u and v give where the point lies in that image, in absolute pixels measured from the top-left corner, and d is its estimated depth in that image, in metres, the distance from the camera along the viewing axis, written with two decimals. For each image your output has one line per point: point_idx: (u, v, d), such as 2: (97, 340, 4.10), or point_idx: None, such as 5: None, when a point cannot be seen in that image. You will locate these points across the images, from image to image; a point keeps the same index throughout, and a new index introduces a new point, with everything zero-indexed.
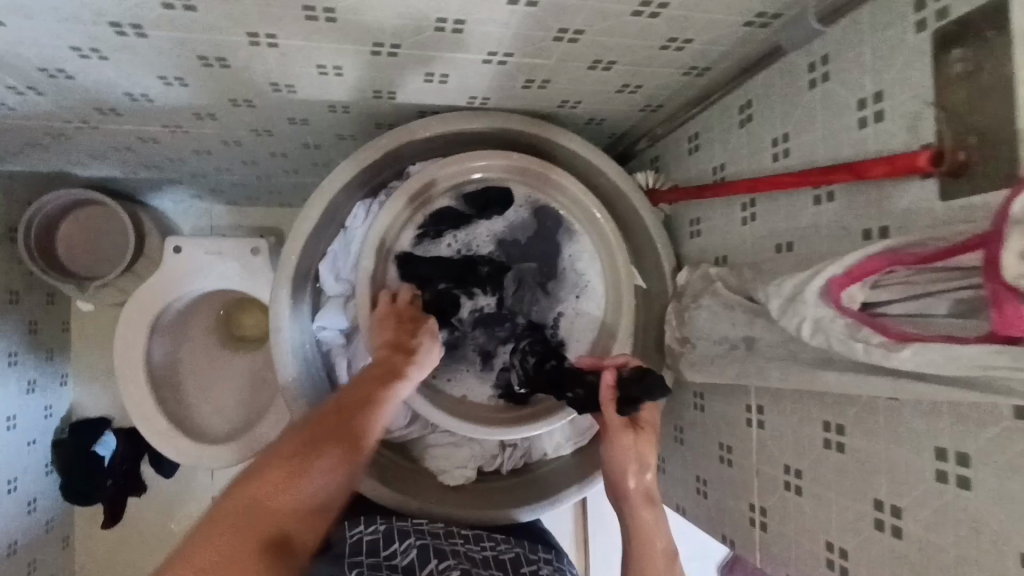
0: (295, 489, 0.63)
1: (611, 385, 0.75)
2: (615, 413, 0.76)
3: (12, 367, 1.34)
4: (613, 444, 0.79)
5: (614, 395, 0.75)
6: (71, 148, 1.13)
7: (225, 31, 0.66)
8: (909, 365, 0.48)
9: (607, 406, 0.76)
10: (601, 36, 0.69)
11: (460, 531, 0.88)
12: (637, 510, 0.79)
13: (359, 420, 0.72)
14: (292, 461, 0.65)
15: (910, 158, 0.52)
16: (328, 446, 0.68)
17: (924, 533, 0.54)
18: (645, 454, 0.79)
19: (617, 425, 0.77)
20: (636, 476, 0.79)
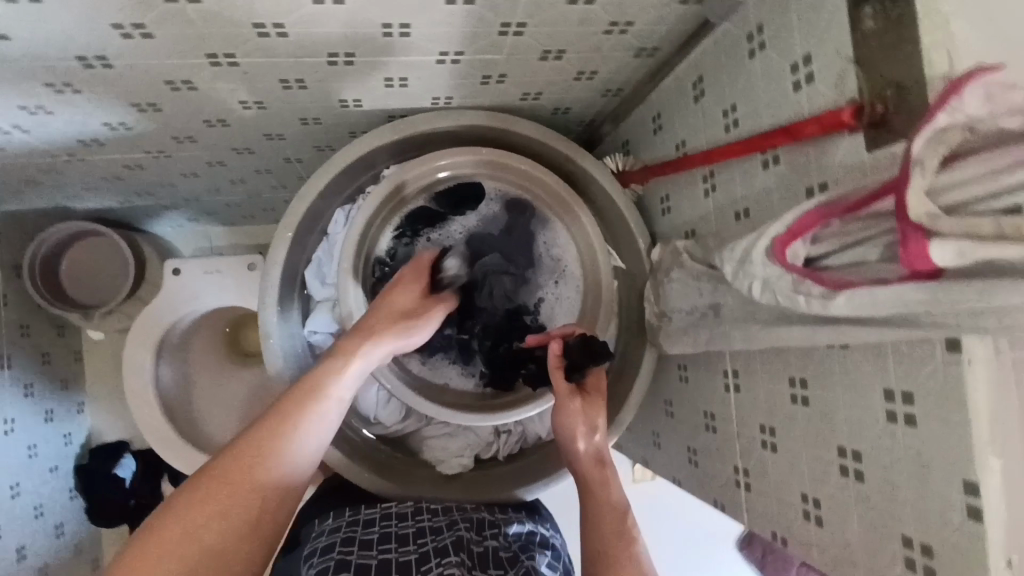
0: (202, 530, 0.66)
1: (556, 352, 0.85)
2: (563, 378, 0.85)
3: (29, 397, 1.40)
4: (564, 410, 0.84)
5: (560, 362, 0.85)
6: (64, 182, 1.18)
7: (186, 55, 0.70)
8: (844, 310, 0.50)
9: (556, 373, 0.85)
10: (544, 27, 0.72)
11: (429, 506, 0.91)
12: (592, 476, 0.84)
13: (275, 444, 0.73)
14: (202, 499, 0.67)
15: (836, 115, 0.55)
16: (238, 480, 0.69)
17: (882, 473, 0.56)
18: (595, 418, 0.85)
19: (565, 392, 0.84)
20: (586, 439, 0.84)
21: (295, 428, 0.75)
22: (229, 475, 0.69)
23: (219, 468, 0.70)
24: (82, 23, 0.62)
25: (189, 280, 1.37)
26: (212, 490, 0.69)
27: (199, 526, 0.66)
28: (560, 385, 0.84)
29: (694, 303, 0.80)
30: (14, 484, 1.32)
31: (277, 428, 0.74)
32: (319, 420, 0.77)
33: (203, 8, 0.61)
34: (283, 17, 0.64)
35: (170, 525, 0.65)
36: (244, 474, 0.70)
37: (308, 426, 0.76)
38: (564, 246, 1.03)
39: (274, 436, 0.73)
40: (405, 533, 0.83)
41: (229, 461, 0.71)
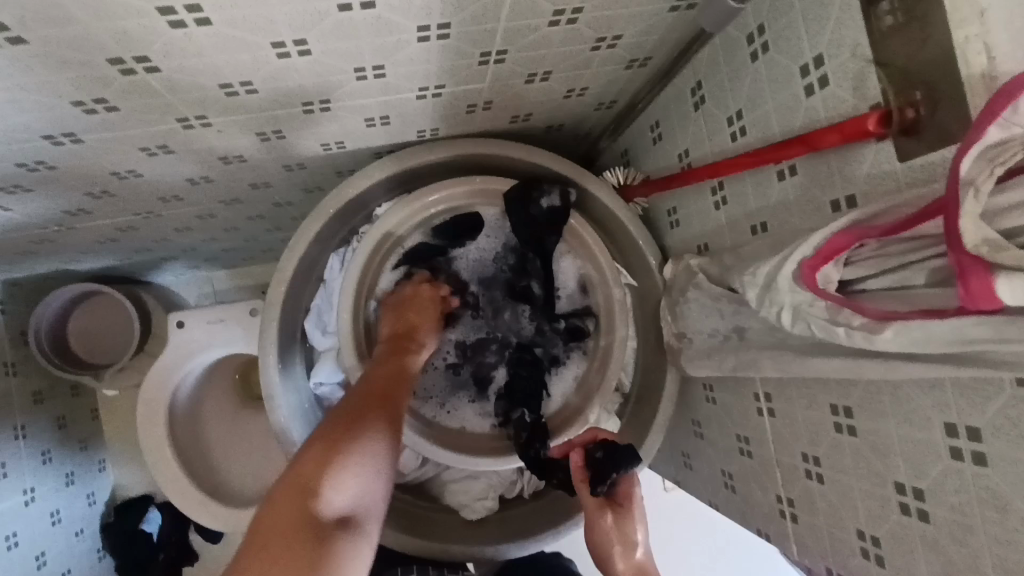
0: (344, 472, 0.61)
1: (577, 464, 0.82)
2: (588, 490, 0.81)
3: (49, 465, 1.39)
4: (594, 525, 0.80)
5: (585, 473, 0.82)
6: (58, 249, 1.16)
7: (155, 121, 0.67)
8: (893, 345, 0.45)
9: (581, 485, 0.82)
10: (527, 51, 0.67)
11: None
12: None
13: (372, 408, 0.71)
14: (333, 445, 0.63)
15: (858, 122, 0.49)
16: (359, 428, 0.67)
17: (950, 515, 0.50)
18: (629, 533, 0.78)
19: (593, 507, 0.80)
20: (624, 556, 0.78)
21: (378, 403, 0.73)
22: (349, 427, 0.66)
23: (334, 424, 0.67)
24: (39, 105, 0.58)
25: (194, 334, 1.34)
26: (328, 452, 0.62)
27: (343, 464, 0.62)
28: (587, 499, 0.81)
29: (717, 324, 0.75)
30: (39, 554, 1.30)
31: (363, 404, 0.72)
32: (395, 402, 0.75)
33: (165, 76, 0.57)
34: (249, 75, 0.60)
35: (313, 469, 0.60)
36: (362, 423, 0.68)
37: (388, 420, 0.71)
38: (569, 271, 0.99)
39: (369, 408, 0.71)
40: None
41: (334, 430, 0.66)
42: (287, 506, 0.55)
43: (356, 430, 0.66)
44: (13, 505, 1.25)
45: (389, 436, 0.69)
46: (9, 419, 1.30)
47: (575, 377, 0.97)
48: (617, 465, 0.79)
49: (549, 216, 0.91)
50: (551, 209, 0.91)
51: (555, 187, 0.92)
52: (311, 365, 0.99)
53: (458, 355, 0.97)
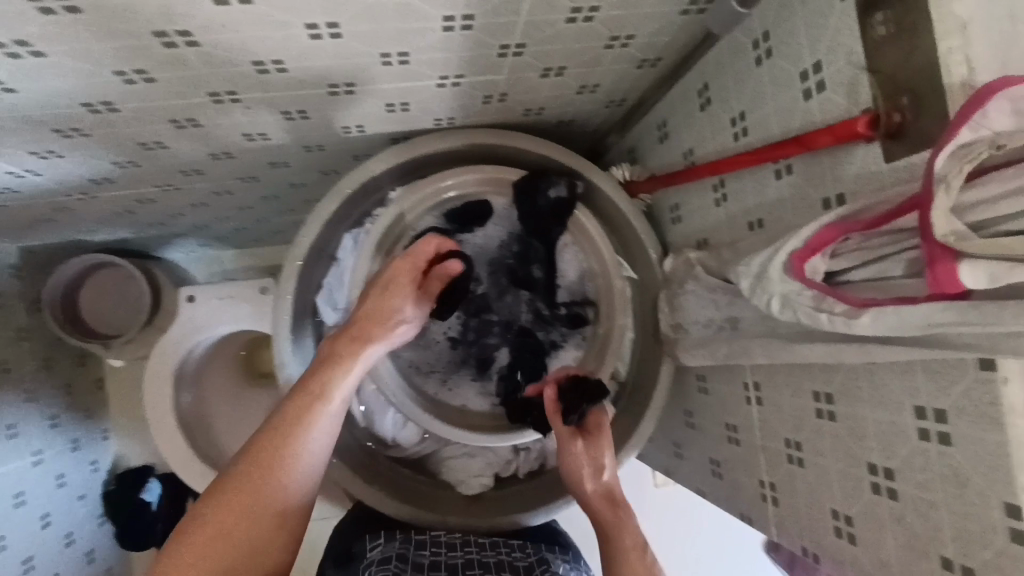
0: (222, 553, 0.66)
1: (550, 399, 0.88)
2: (561, 422, 0.87)
3: (56, 429, 1.42)
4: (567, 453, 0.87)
5: (557, 406, 0.88)
6: (77, 218, 1.20)
7: (188, 95, 0.70)
8: (870, 328, 0.48)
9: (553, 419, 0.88)
10: (543, 46, 0.71)
11: (477, 540, 0.90)
12: (604, 516, 0.83)
13: (268, 462, 0.71)
14: (211, 521, 0.67)
15: (850, 125, 0.53)
16: (243, 498, 0.69)
17: (917, 492, 0.54)
18: (599, 456, 0.86)
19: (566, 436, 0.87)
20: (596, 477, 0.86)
21: (281, 451, 0.72)
22: (235, 496, 0.69)
23: (226, 489, 0.69)
24: (84, 73, 0.62)
25: (203, 308, 1.37)
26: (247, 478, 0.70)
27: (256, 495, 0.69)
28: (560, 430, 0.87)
29: (711, 314, 0.79)
30: (44, 514, 1.33)
31: (261, 458, 0.71)
32: (303, 445, 0.73)
33: (202, 51, 0.61)
34: (281, 54, 0.64)
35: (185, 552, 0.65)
36: (246, 493, 0.69)
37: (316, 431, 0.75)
38: (571, 262, 1.02)
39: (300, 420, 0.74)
40: (455, 561, 0.82)
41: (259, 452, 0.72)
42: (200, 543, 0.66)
43: (241, 501, 0.69)
44: (21, 465, 1.29)
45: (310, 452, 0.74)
46: (20, 382, 1.34)
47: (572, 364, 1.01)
48: (589, 395, 0.88)
49: (555, 207, 0.95)
50: (558, 200, 0.95)
51: (563, 178, 0.96)
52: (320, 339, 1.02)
53: (461, 335, 0.99)
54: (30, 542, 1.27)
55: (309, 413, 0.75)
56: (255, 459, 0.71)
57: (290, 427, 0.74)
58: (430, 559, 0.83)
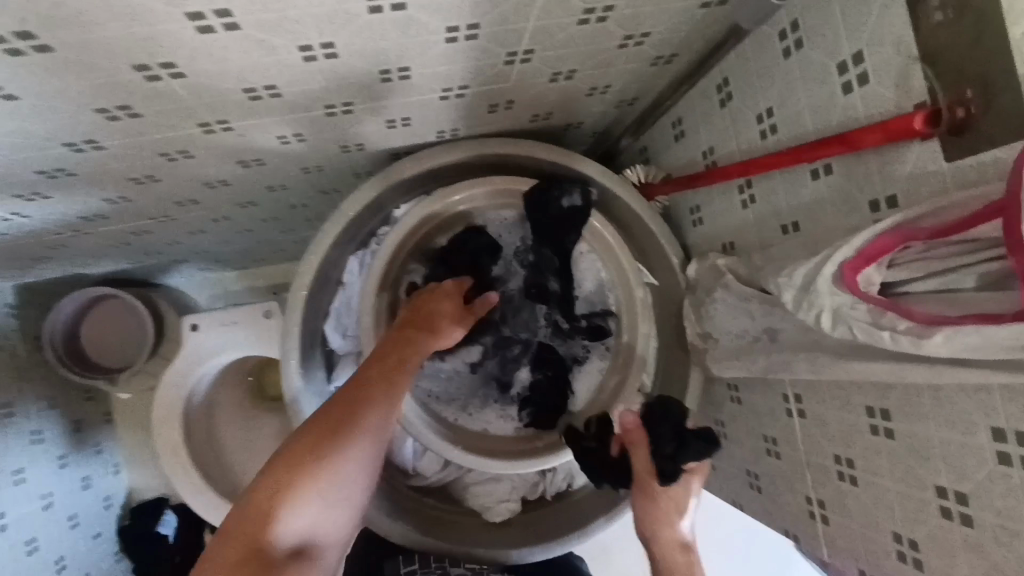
0: (311, 492, 0.61)
1: (636, 429, 0.79)
2: (645, 454, 0.78)
3: (65, 468, 1.39)
4: (644, 492, 0.78)
5: (643, 435, 0.79)
6: (72, 253, 1.15)
7: (177, 127, 0.66)
8: (943, 349, 0.44)
9: (636, 450, 0.79)
10: (554, 50, 0.66)
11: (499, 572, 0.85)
12: (673, 563, 0.77)
13: (354, 423, 0.66)
14: (298, 471, 0.61)
15: (903, 122, 0.48)
16: (333, 451, 0.63)
17: (997, 520, 0.50)
18: (682, 501, 0.78)
19: (644, 471, 0.78)
20: (672, 524, 0.78)
21: (369, 411, 0.68)
22: (328, 441, 0.64)
23: (314, 436, 0.64)
24: (63, 112, 0.58)
25: (207, 337, 1.33)
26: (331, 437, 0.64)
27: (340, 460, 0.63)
28: (641, 463, 0.78)
29: (745, 324, 0.74)
30: (58, 558, 1.30)
31: (348, 414, 0.66)
32: (386, 409, 0.70)
33: (189, 82, 0.56)
34: (274, 79, 0.59)
35: (275, 495, 0.59)
36: (336, 445, 0.64)
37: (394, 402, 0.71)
38: (590, 271, 0.97)
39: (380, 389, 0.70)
40: None
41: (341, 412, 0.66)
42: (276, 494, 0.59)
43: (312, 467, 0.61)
44: (32, 510, 1.25)
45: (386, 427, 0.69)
46: (27, 423, 1.30)
47: (595, 378, 0.97)
48: (687, 447, 0.75)
49: (570, 215, 0.89)
50: (572, 208, 0.89)
51: (577, 186, 0.90)
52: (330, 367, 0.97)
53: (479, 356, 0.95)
54: None
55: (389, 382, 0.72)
56: (339, 416, 0.66)
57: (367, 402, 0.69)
58: None
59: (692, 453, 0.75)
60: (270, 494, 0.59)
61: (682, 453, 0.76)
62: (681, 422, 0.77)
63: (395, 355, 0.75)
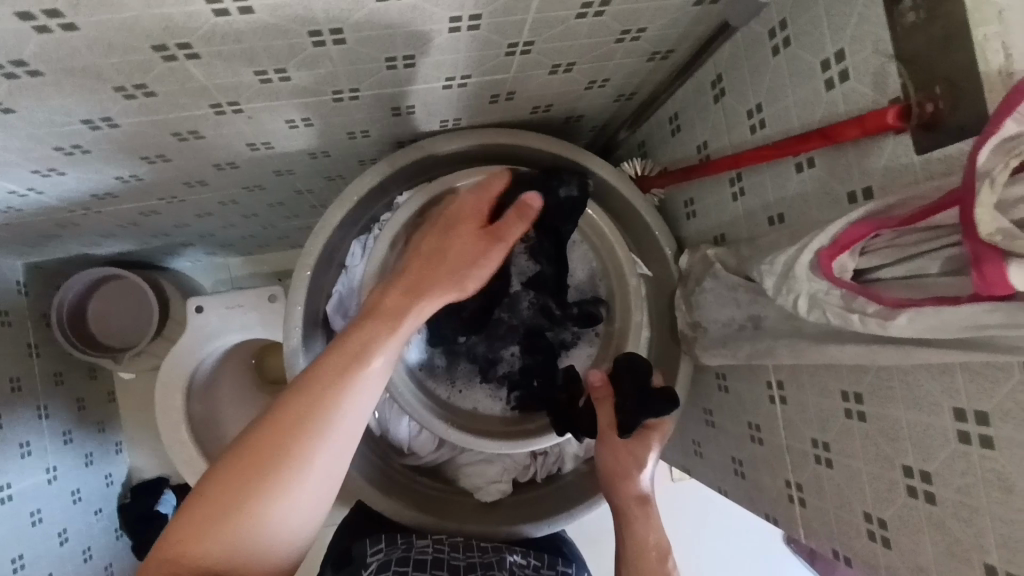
0: (258, 490, 0.63)
1: (601, 385, 0.87)
2: (609, 409, 0.86)
3: (69, 444, 1.42)
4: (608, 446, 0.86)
5: (609, 392, 0.87)
6: (82, 232, 1.18)
7: (190, 107, 0.69)
8: (906, 331, 0.47)
9: (601, 404, 0.87)
10: (553, 43, 0.69)
11: (481, 544, 0.89)
12: (632, 513, 0.85)
13: (305, 435, 0.65)
14: (251, 490, 0.63)
15: (878, 117, 0.51)
16: (282, 468, 0.64)
17: (957, 497, 0.53)
18: (642, 457, 0.86)
19: (607, 424, 0.87)
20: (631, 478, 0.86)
21: (323, 421, 0.66)
22: (276, 440, 0.65)
23: (265, 434, 0.65)
24: (83, 89, 0.60)
25: (210, 318, 1.36)
26: (278, 436, 0.65)
27: (283, 460, 0.64)
28: (606, 418, 0.86)
29: (732, 312, 0.77)
30: (61, 530, 1.33)
31: (299, 427, 0.66)
32: (343, 411, 0.68)
33: (203, 63, 0.59)
34: (285, 63, 0.62)
35: (222, 499, 0.63)
36: (287, 462, 0.64)
37: (355, 394, 0.69)
38: (581, 261, 1.03)
39: (340, 380, 0.68)
40: (457, 563, 0.81)
41: (295, 410, 0.66)
42: (223, 491, 0.63)
43: (254, 467, 0.64)
44: (36, 482, 1.28)
45: (341, 423, 0.67)
46: (33, 399, 1.33)
47: (585, 363, 1.01)
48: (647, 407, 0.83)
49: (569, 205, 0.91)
50: (569, 199, 0.91)
51: (575, 177, 0.92)
52: None
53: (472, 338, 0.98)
54: (49, 558, 1.27)
55: (351, 372, 0.68)
56: (291, 429, 0.65)
57: (326, 395, 0.67)
58: (431, 556, 0.82)
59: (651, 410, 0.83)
60: (216, 490, 0.63)
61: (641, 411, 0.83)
62: (642, 380, 0.85)
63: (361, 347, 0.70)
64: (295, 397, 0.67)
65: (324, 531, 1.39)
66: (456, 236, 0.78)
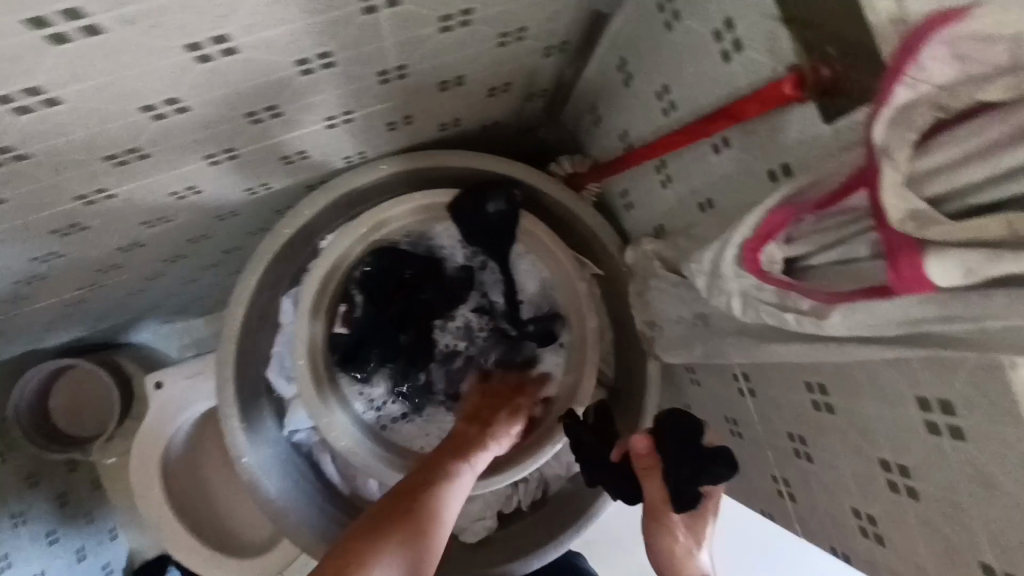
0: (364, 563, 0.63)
1: (649, 454, 0.69)
2: (659, 483, 0.69)
3: (56, 545, 1.34)
4: (662, 522, 0.70)
5: (656, 461, 0.69)
6: (15, 334, 1.12)
7: (54, 204, 0.63)
8: (843, 328, 0.41)
9: (648, 476, 0.69)
10: (428, 62, 0.63)
11: None
12: None
13: (434, 505, 0.70)
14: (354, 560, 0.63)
15: (776, 89, 0.45)
16: (391, 541, 0.65)
17: (939, 491, 0.47)
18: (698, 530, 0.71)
19: (658, 499, 0.69)
20: (691, 559, 0.71)
21: (428, 504, 0.70)
22: (389, 520, 0.68)
23: (377, 518, 0.68)
24: None
25: (173, 393, 1.30)
26: (392, 514, 0.68)
27: (395, 533, 0.66)
28: (656, 492, 0.69)
29: (682, 309, 0.71)
30: None
31: (406, 505, 0.69)
32: (445, 502, 0.72)
33: (38, 162, 0.53)
34: (133, 142, 0.56)
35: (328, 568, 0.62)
36: (396, 536, 0.66)
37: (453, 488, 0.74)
38: (532, 273, 0.93)
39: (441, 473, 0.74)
40: None
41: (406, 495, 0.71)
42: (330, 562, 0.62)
43: (367, 542, 0.65)
44: None
45: (444, 511, 0.71)
46: (6, 508, 1.25)
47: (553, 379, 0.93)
48: (698, 472, 0.66)
49: (500, 221, 0.87)
50: (500, 214, 0.87)
51: (501, 190, 0.87)
52: (281, 413, 0.95)
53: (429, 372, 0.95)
54: None
55: (450, 470, 0.75)
56: (399, 506, 0.69)
57: (433, 485, 0.73)
58: None
59: (706, 477, 0.66)
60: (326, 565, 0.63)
61: (692, 480, 0.66)
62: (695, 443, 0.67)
63: (462, 445, 0.79)
64: (407, 489, 0.72)
65: None
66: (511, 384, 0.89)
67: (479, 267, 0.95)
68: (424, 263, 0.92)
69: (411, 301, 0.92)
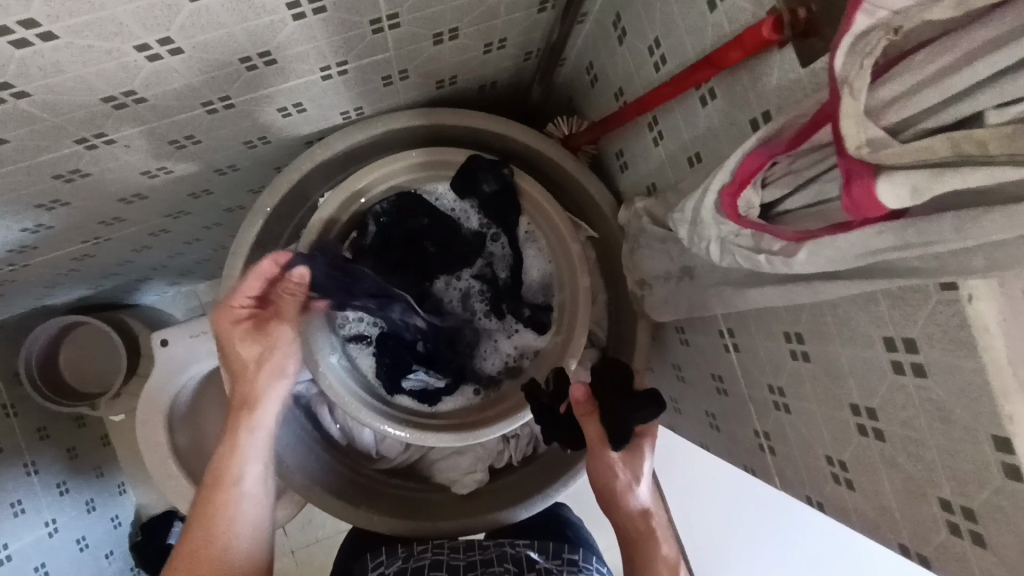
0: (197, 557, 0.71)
1: (586, 400, 0.75)
2: (597, 423, 0.76)
3: (66, 496, 1.39)
4: (602, 460, 0.77)
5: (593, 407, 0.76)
6: (24, 287, 1.15)
7: (55, 147, 0.65)
8: (809, 265, 0.42)
9: (587, 420, 0.76)
10: (419, 11, 0.63)
11: (483, 542, 0.86)
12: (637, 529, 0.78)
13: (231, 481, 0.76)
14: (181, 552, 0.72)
15: (755, 33, 0.46)
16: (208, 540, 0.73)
17: (904, 432, 0.49)
18: (638, 466, 0.77)
19: (596, 440, 0.76)
20: (631, 493, 0.77)
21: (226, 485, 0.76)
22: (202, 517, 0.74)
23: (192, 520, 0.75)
24: None
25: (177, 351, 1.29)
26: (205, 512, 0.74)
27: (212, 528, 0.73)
28: (594, 433, 0.76)
29: (670, 265, 0.72)
30: None
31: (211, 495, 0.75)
32: (242, 474, 0.77)
33: (38, 100, 0.55)
34: (129, 84, 0.57)
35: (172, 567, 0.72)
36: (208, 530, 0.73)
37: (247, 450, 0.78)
38: (535, 252, 0.95)
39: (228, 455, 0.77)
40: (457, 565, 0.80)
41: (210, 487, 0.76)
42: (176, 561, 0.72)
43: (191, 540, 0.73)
44: (37, 539, 1.26)
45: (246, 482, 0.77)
46: (19, 457, 1.30)
47: (536, 350, 0.94)
48: (631, 410, 0.73)
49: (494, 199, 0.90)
50: (494, 193, 0.90)
51: (494, 168, 0.89)
52: None
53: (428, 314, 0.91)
54: None
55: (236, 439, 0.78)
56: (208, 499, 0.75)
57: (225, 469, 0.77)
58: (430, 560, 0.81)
59: (638, 414, 0.72)
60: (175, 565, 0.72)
61: (627, 415, 0.73)
62: (622, 387, 0.75)
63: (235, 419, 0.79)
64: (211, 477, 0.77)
65: (331, 539, 1.39)
66: (237, 322, 0.77)
67: (490, 239, 0.96)
68: (439, 218, 0.92)
69: (419, 252, 0.92)
